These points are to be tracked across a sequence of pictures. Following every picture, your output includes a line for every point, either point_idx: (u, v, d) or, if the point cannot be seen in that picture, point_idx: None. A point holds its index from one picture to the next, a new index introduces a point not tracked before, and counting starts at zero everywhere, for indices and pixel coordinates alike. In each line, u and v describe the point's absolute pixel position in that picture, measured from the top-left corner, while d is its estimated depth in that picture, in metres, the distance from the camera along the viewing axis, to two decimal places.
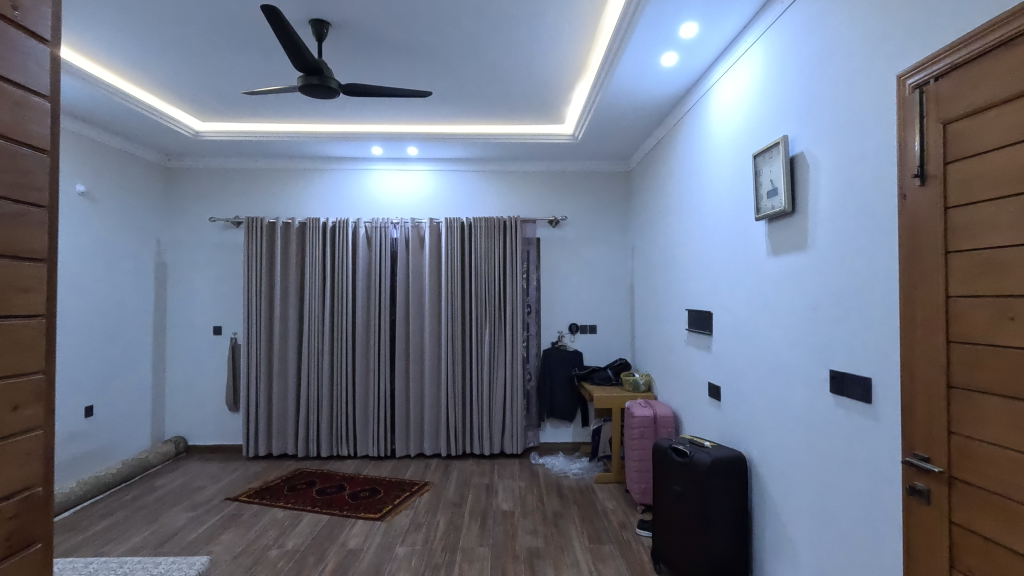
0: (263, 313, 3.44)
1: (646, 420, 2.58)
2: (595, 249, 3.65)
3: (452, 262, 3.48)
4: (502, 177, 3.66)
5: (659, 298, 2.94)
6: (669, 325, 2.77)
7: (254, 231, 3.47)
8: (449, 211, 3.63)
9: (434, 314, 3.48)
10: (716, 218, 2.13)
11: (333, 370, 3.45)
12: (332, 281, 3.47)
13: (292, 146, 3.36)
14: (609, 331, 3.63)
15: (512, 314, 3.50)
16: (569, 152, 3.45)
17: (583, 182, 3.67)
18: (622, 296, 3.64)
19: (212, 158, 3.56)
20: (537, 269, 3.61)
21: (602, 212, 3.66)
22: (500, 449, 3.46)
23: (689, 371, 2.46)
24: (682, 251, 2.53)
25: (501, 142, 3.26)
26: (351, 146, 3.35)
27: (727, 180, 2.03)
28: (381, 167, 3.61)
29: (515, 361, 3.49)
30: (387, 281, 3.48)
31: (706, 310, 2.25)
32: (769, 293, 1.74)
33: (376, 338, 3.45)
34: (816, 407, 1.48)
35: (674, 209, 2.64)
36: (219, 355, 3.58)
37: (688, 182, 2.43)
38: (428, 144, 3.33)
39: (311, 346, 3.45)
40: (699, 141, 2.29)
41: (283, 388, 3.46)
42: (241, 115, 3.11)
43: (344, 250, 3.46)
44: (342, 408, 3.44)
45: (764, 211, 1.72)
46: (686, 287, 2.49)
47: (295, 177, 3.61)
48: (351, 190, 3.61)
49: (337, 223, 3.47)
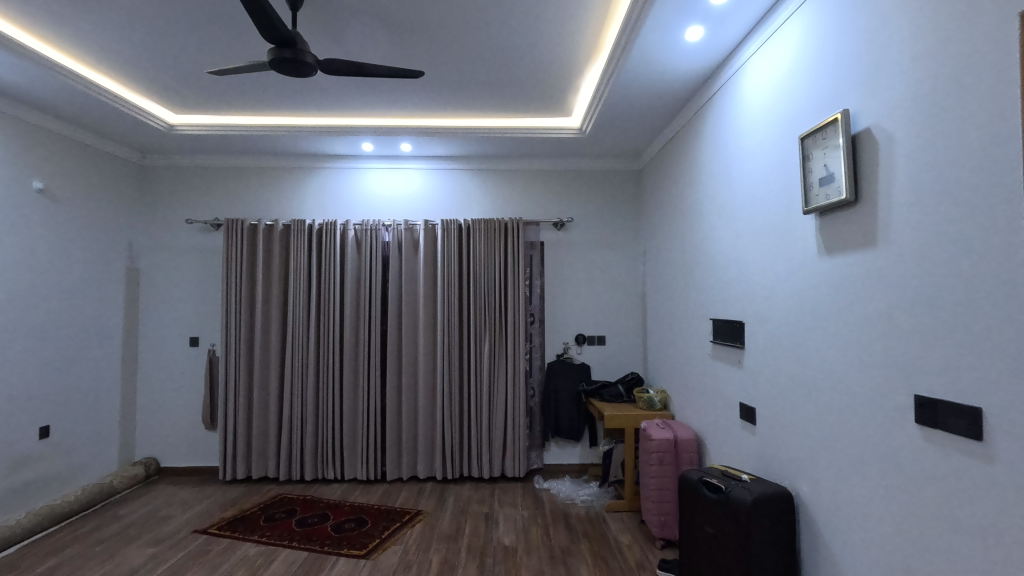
0: (243, 323, 3.16)
1: (666, 444, 2.29)
2: (604, 253, 3.38)
3: (450, 267, 3.21)
4: (503, 175, 3.40)
5: (677, 306, 2.66)
6: (689, 336, 2.49)
7: (233, 234, 3.20)
8: (445, 212, 3.36)
9: (429, 324, 3.20)
10: (750, 214, 1.86)
11: (319, 385, 3.17)
12: (319, 289, 3.19)
13: (276, 141, 3.10)
14: (619, 343, 3.35)
15: (515, 323, 3.22)
16: (575, 148, 3.19)
17: (590, 181, 3.40)
18: (632, 305, 3.36)
19: (190, 155, 3.30)
20: (540, 275, 3.34)
21: (611, 214, 3.40)
22: (501, 471, 3.17)
23: (715, 389, 2.18)
24: (707, 253, 2.25)
25: (502, 137, 3.01)
26: (340, 141, 3.10)
27: (764, 168, 1.76)
28: (373, 166, 3.35)
29: (517, 375, 3.20)
30: (378, 288, 3.20)
31: (736, 320, 1.97)
32: (823, 300, 1.46)
33: (365, 350, 3.17)
34: (897, 441, 1.20)
35: (696, 207, 2.37)
36: (196, 368, 3.29)
37: (714, 175, 2.17)
38: (423, 140, 3.08)
39: (295, 359, 3.16)
40: (728, 128, 2.03)
41: (264, 405, 3.17)
42: (218, 106, 2.85)
43: (332, 254, 3.19)
44: (329, 427, 3.15)
45: (817, 203, 1.44)
46: (711, 294, 2.22)
47: (280, 176, 3.35)
48: (340, 190, 3.35)
49: (324, 224, 3.20)
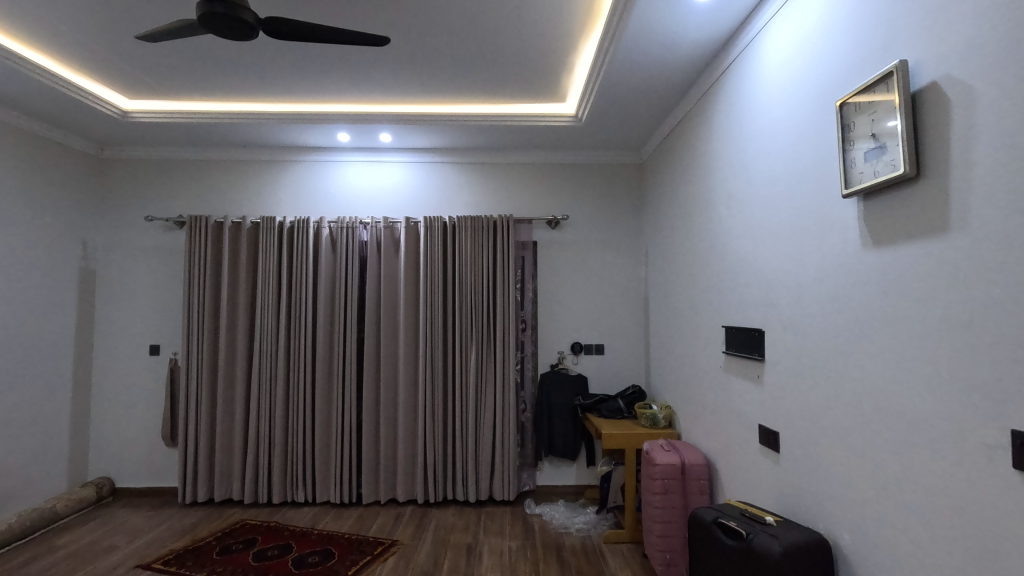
0: (206, 329, 2.88)
1: (673, 469, 1.99)
2: (603, 254, 3.10)
3: (433, 268, 2.93)
4: (492, 169, 3.12)
5: (684, 312, 2.38)
6: (698, 345, 2.20)
7: (197, 233, 2.92)
8: (429, 210, 3.08)
9: (410, 331, 2.92)
10: (772, 202, 1.58)
11: (289, 398, 2.88)
12: (289, 293, 2.91)
13: (243, 131, 2.83)
14: (619, 353, 3.06)
15: (504, 331, 2.94)
16: (571, 139, 2.92)
17: (588, 176, 3.13)
18: (634, 311, 3.08)
19: (151, 147, 3.03)
20: (533, 278, 3.06)
21: (610, 211, 3.11)
22: (489, 494, 2.88)
23: (729, 407, 1.89)
24: (719, 251, 1.97)
25: (489, 125, 2.73)
26: (313, 131, 2.83)
27: (789, 148, 1.49)
28: (351, 159, 3.08)
29: (507, 387, 2.91)
30: (355, 291, 2.92)
31: (755, 329, 1.69)
32: (876, 303, 1.17)
33: (340, 360, 2.89)
34: (987, 488, 0.92)
35: (706, 199, 2.09)
36: (157, 379, 3.01)
37: (727, 161, 1.89)
38: (404, 130, 2.82)
39: (263, 369, 2.88)
40: (745, 104, 1.75)
41: (228, 420, 2.89)
42: (176, 90, 2.59)
43: (304, 254, 2.91)
44: (299, 445, 2.86)
45: (863, 182, 1.16)
46: (724, 297, 1.93)
47: (249, 169, 3.07)
48: (315, 185, 3.07)
49: (295, 221, 2.93)
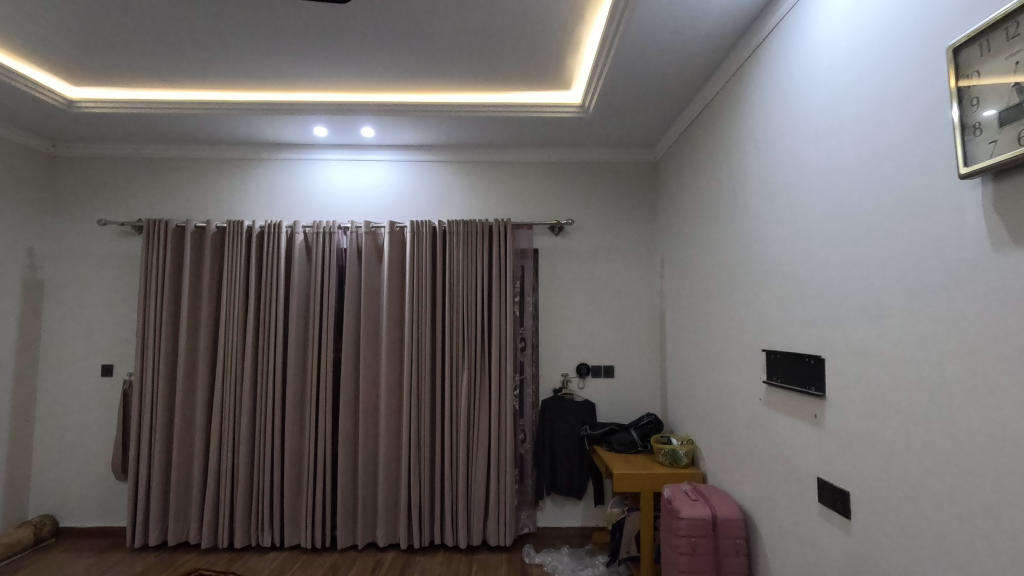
0: (163, 348, 2.54)
1: (701, 525, 1.63)
2: (612, 264, 2.75)
3: (421, 278, 2.59)
4: (489, 169, 2.79)
5: (709, 331, 2.02)
6: (728, 371, 1.84)
7: (154, 239, 2.59)
8: (417, 213, 2.75)
9: (393, 351, 2.58)
10: (838, 192, 1.24)
11: (255, 426, 2.53)
12: (257, 306, 2.57)
13: (208, 125, 2.52)
14: (630, 376, 2.70)
15: (501, 350, 2.59)
16: (577, 133, 2.59)
17: (596, 176, 2.79)
18: (647, 329, 2.72)
19: (107, 143, 2.71)
20: (534, 290, 2.71)
21: (620, 216, 2.77)
22: (482, 538, 2.51)
23: (772, 451, 1.53)
24: (759, 257, 1.62)
25: (485, 116, 2.40)
26: (287, 125, 2.52)
27: (867, 122, 1.15)
28: (331, 157, 2.76)
29: (504, 415, 2.55)
30: (333, 306, 2.58)
31: (811, 355, 1.33)
32: (1015, 330, 0.82)
33: (313, 383, 2.54)
34: None
35: (740, 195, 1.75)
36: (108, 403, 2.66)
37: (771, 146, 1.55)
38: (388, 123, 2.50)
39: (227, 393, 2.53)
40: (798, 75, 1.42)
41: (185, 451, 2.54)
42: (126, 76, 2.26)
43: (275, 263, 2.58)
44: (266, 480, 2.50)
45: (994, 155, 0.82)
46: (766, 314, 1.58)
47: (216, 168, 2.75)
48: (290, 186, 2.75)
49: (266, 226, 2.60)
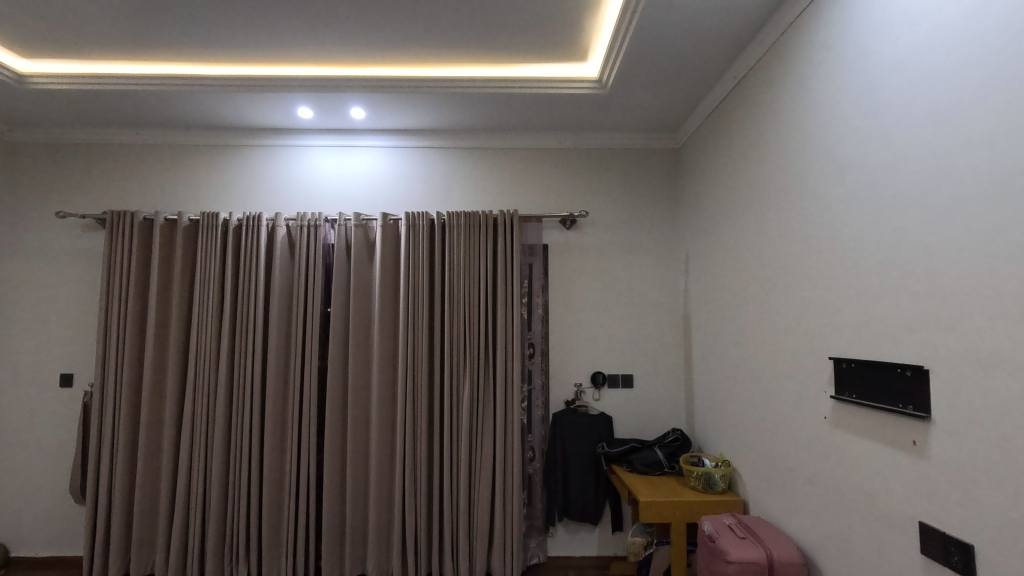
0: (127, 355, 2.26)
1: (754, 570, 1.35)
2: (631, 261, 2.47)
3: (417, 277, 2.31)
4: (493, 155, 2.52)
5: (751, 336, 1.74)
6: (777, 383, 1.56)
7: (117, 233, 2.31)
8: (412, 205, 2.48)
9: (386, 358, 2.29)
10: (954, 154, 0.96)
11: (230, 443, 2.25)
12: (234, 308, 2.29)
13: (180, 105, 2.24)
14: (651, 386, 2.42)
15: (507, 357, 2.31)
16: (593, 114, 2.32)
17: (612, 164, 2.51)
18: (670, 333, 2.44)
19: (69, 127, 2.44)
20: (544, 291, 2.44)
21: (639, 208, 2.50)
22: (487, 570, 2.22)
23: (847, 483, 1.24)
24: (824, 245, 1.34)
25: (491, 93, 2.13)
26: (267, 106, 2.25)
27: (1001, 57, 0.87)
28: (318, 143, 2.49)
29: (511, 430, 2.27)
30: (318, 308, 2.30)
31: (908, 366, 1.05)
32: None
33: (295, 394, 2.26)
34: None
35: (796, 174, 1.47)
36: (67, 418, 2.37)
37: (842, 109, 1.27)
38: (380, 103, 2.23)
39: (198, 406, 2.25)
40: (883, 16, 1.14)
41: (151, 471, 2.25)
42: (82, 47, 1.98)
43: (252, 260, 2.29)
44: (241, 505, 2.20)
45: None
46: (833, 315, 1.30)
47: (190, 155, 2.48)
48: (272, 175, 2.48)
49: (244, 218, 2.32)
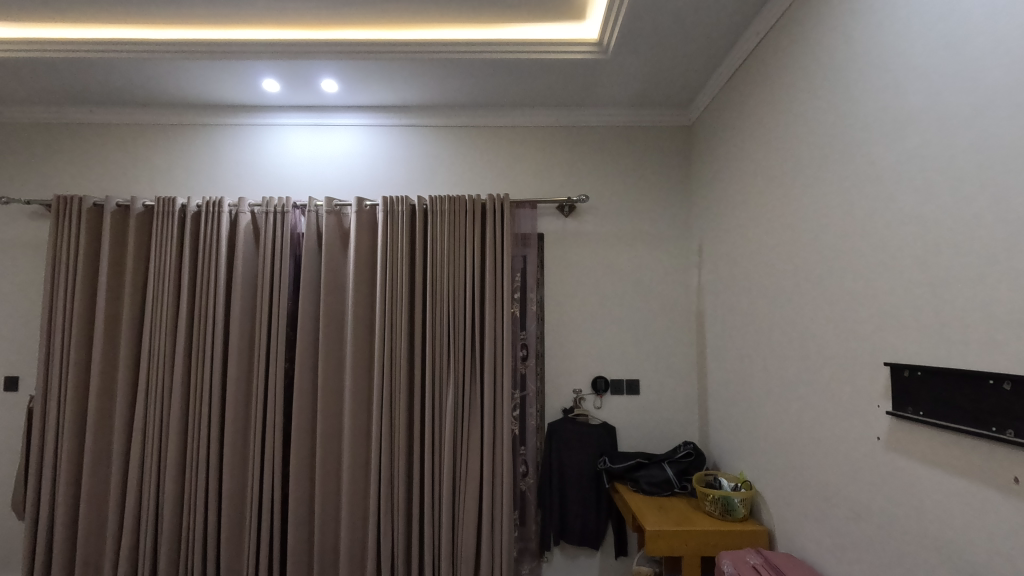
0: (72, 356, 2.02)
1: None
2: (637, 252, 2.20)
3: (395, 269, 2.06)
4: (483, 135, 2.26)
5: (780, 338, 1.47)
6: (815, 395, 1.29)
7: (64, 220, 2.08)
8: (392, 190, 2.23)
9: (361, 360, 2.04)
10: None
11: (186, 456, 2.00)
12: (192, 303, 2.05)
13: (131, 78, 2.00)
14: (660, 392, 2.15)
15: (497, 359, 2.05)
16: (594, 86, 2.05)
17: (616, 143, 2.25)
18: (681, 334, 2.17)
19: (14, 104, 2.21)
20: (539, 285, 2.18)
21: (647, 193, 2.23)
22: None
23: (910, 524, 0.98)
24: (880, 224, 1.07)
25: (478, 60, 1.86)
26: (228, 77, 2.00)
27: None
28: (289, 121, 2.25)
29: (501, 443, 2.01)
30: (284, 304, 2.05)
31: (1005, 377, 0.79)
32: None
33: (258, 401, 2.01)
34: None
35: (841, 138, 1.20)
36: (12, 425, 2.15)
37: (911, 48, 1.00)
38: (353, 73, 1.98)
39: (150, 414, 2.01)
40: None
41: (98, 486, 2.01)
42: (8, 6, 1.73)
43: (212, 251, 2.05)
44: (196, 524, 1.96)
45: None
46: (892, 311, 1.03)
47: (149, 135, 2.25)
48: (238, 157, 2.24)
49: (203, 203, 2.07)
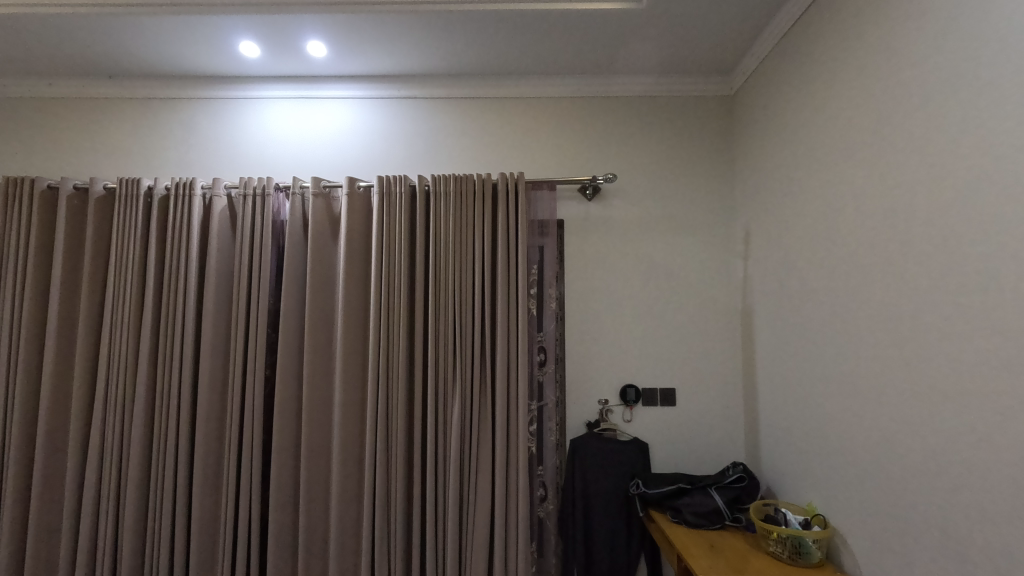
0: (21, 360, 1.75)
1: None
2: (672, 241, 1.91)
3: (393, 259, 1.78)
4: (493, 108, 1.98)
5: (875, 341, 1.17)
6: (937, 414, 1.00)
7: (14, 205, 1.81)
8: (390, 171, 1.95)
9: (352, 365, 1.76)
10: None
11: (150, 476, 1.72)
12: (158, 300, 1.78)
13: (89, 41, 1.74)
14: (700, 403, 1.86)
15: (511, 364, 1.76)
16: (624, 48, 1.77)
17: (647, 117, 1.96)
18: (725, 335, 1.88)
19: None
20: (558, 279, 1.89)
21: (682, 173, 1.94)
22: None
23: None
24: None
25: (490, 14, 1.58)
26: (199, 40, 1.73)
27: None
28: (273, 94, 1.98)
29: (515, 462, 1.71)
30: (264, 300, 1.77)
31: None
32: None
33: (233, 412, 1.73)
34: None
35: (976, 78, 0.91)
36: None
37: None
38: (343, 34, 1.70)
39: (109, 429, 1.73)
40: None
41: (47, 512, 1.73)
42: None
43: (182, 238, 1.78)
44: (159, 557, 1.68)
45: None
46: None
47: (116, 111, 1.98)
48: (215, 133, 1.97)
49: (172, 185, 1.80)
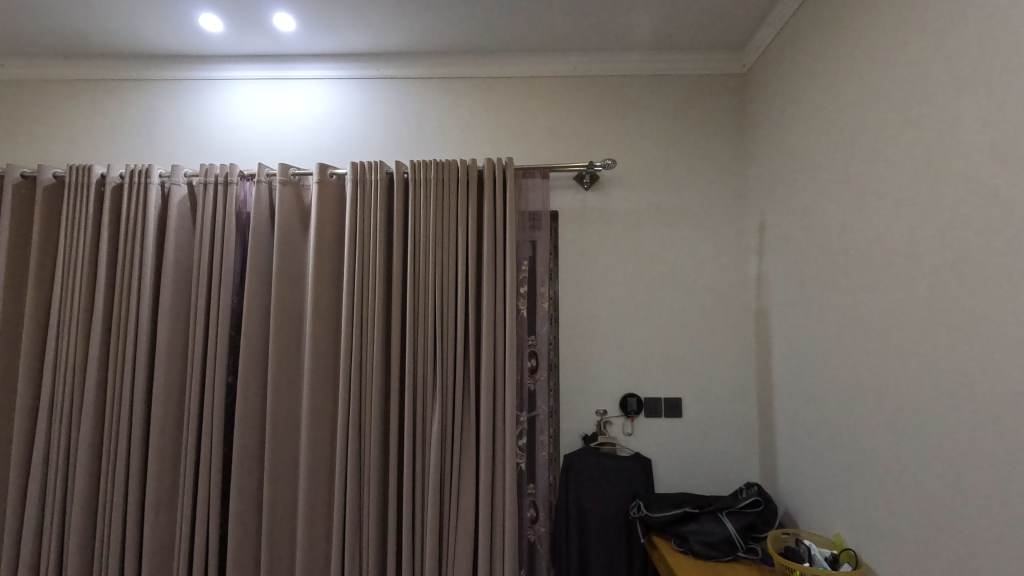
0: None
1: None
2: (677, 235, 1.73)
3: (366, 254, 1.61)
4: (480, 90, 1.80)
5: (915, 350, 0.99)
6: (999, 440, 0.81)
7: None
8: (367, 157, 1.78)
9: (322, 371, 1.59)
10: None
11: (98, 494, 1.56)
12: (109, 299, 1.62)
13: (34, 18, 1.59)
14: (708, 415, 1.67)
15: (496, 371, 1.58)
16: (622, 21, 1.59)
17: (648, 98, 1.78)
18: (736, 340, 1.69)
19: None
20: (551, 277, 1.71)
21: (688, 160, 1.75)
22: None
23: None
24: None
25: None
26: (153, 15, 1.57)
27: None
28: (241, 75, 1.81)
29: (501, 479, 1.54)
30: (225, 300, 1.61)
31: None
32: None
33: (190, 423, 1.56)
34: None
35: None
36: None
37: None
38: (311, 7, 1.54)
39: (54, 441, 1.57)
40: None
41: None
42: None
43: (136, 231, 1.62)
44: None
45: None
46: None
47: (72, 95, 1.83)
48: (178, 118, 1.81)
49: (126, 173, 1.64)
